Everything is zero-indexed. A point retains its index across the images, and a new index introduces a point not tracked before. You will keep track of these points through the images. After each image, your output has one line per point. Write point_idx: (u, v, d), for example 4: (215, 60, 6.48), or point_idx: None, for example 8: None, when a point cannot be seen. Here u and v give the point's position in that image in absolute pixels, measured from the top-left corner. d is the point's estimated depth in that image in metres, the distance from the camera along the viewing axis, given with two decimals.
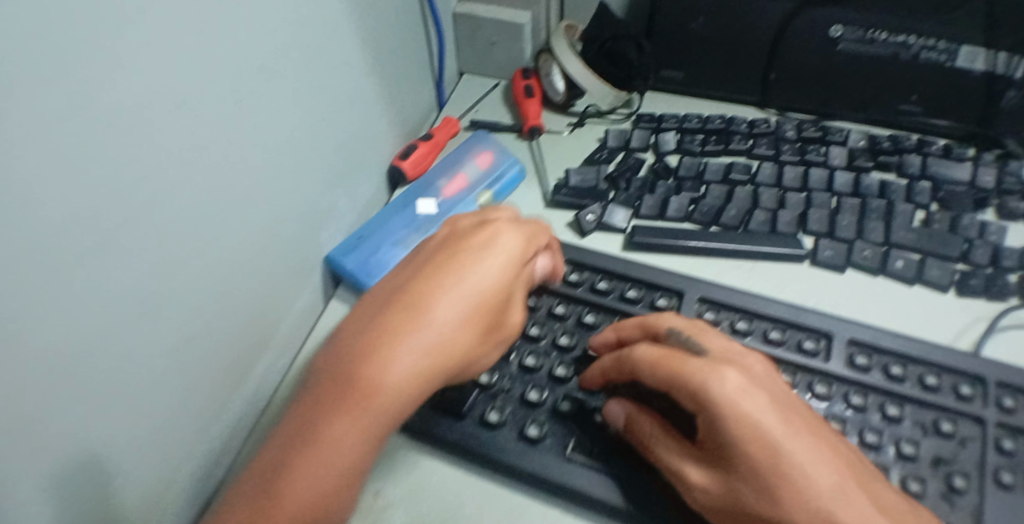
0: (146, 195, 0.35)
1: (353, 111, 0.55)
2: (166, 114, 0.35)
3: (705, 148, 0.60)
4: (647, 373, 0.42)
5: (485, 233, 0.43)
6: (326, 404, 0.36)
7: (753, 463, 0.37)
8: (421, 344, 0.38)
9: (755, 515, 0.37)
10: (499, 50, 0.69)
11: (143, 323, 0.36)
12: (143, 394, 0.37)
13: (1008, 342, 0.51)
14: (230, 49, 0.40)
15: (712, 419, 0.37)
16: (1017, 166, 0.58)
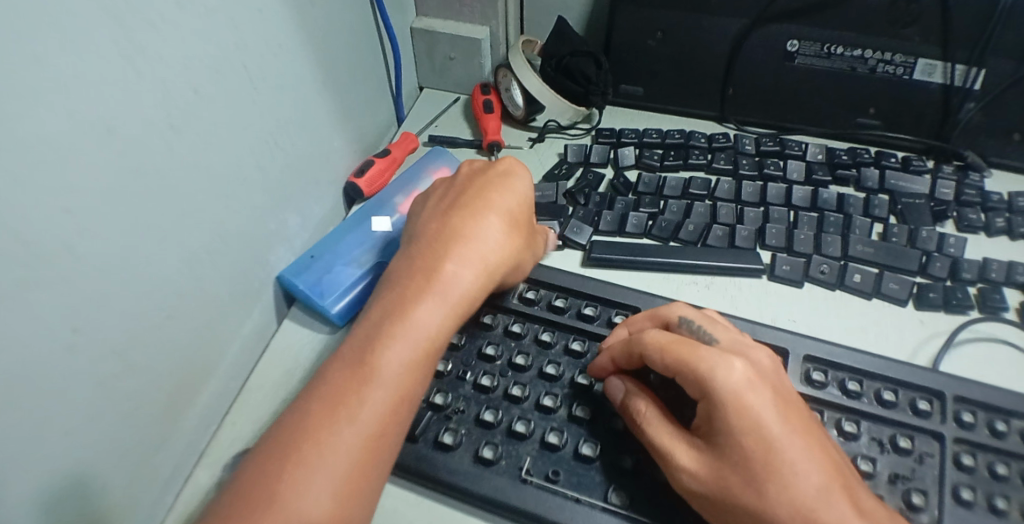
0: (76, 218, 0.34)
1: (307, 127, 0.54)
2: (97, 136, 0.34)
3: (664, 163, 0.60)
4: (654, 355, 0.41)
5: (462, 229, 0.47)
6: (329, 390, 0.38)
7: (751, 451, 0.36)
8: (445, 296, 0.43)
9: (740, 507, 0.36)
10: (457, 65, 0.69)
11: (76, 348, 0.35)
12: (73, 419, 0.36)
13: (966, 356, 0.51)
14: (172, 67, 0.39)
15: (715, 403, 0.37)
16: (976, 178, 0.59)
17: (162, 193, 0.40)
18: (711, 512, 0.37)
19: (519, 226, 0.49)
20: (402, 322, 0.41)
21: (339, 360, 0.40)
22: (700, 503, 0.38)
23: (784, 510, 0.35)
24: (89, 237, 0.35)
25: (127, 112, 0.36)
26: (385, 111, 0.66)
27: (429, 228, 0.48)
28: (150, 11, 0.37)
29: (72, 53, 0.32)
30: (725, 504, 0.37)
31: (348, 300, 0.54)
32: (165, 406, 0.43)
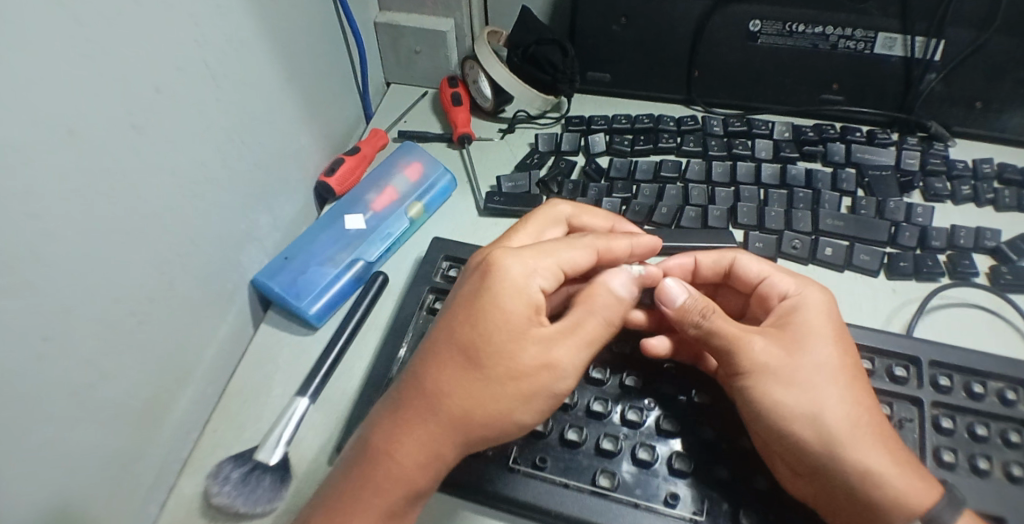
0: (36, 227, 0.33)
1: (273, 127, 0.53)
2: (55, 142, 0.33)
3: (634, 148, 0.61)
4: (750, 264, 0.49)
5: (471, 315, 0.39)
6: (414, 408, 0.38)
7: (829, 344, 0.42)
8: (440, 398, 0.38)
9: (810, 384, 0.41)
10: (423, 58, 0.69)
11: (41, 361, 0.34)
12: (43, 436, 0.35)
13: (937, 321, 0.52)
14: (133, 67, 0.38)
15: (809, 306, 0.44)
16: (941, 147, 0.60)
17: (131, 199, 0.39)
18: (774, 389, 0.41)
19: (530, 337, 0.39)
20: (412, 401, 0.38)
21: (414, 377, 0.39)
22: (766, 377, 0.41)
23: (847, 395, 0.40)
24: (56, 244, 0.34)
25: (90, 116, 0.35)
26: (352, 107, 0.66)
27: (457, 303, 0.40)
28: (107, 7, 0.36)
29: (32, 57, 0.32)
30: (792, 381, 0.41)
31: (324, 300, 0.53)
32: (143, 413, 0.43)
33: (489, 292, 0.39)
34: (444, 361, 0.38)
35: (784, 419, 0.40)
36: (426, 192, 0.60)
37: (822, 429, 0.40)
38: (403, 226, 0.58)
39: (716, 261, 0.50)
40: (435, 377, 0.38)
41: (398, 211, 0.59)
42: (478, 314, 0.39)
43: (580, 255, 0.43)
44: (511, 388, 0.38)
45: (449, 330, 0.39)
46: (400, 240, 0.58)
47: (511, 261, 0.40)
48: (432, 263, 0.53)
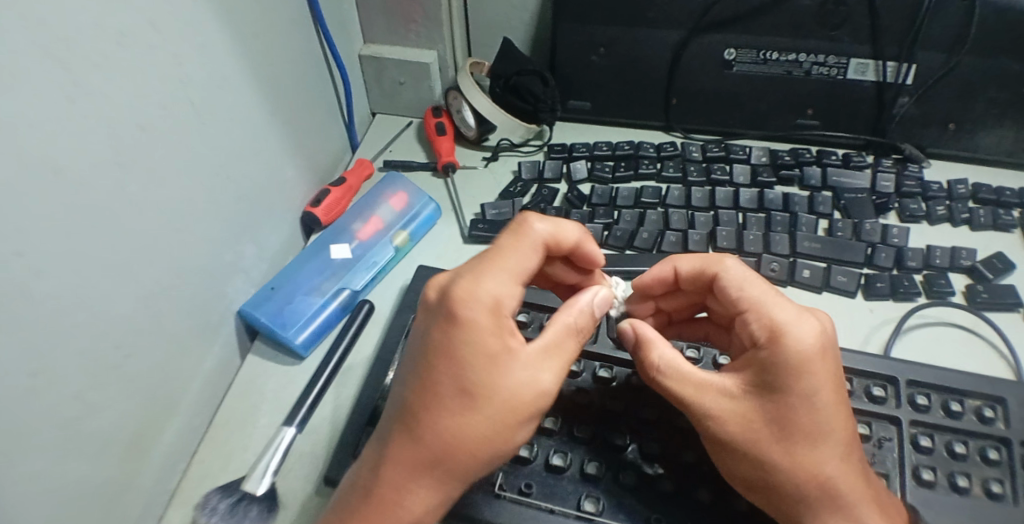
0: (25, 267, 0.34)
1: (257, 159, 0.54)
2: (41, 183, 0.34)
3: (615, 175, 0.62)
4: (731, 282, 0.43)
5: (444, 349, 0.36)
6: (405, 450, 0.37)
7: (797, 401, 0.38)
8: (426, 437, 0.36)
9: (773, 456, 0.38)
10: (408, 89, 0.70)
11: (28, 398, 0.34)
12: (30, 471, 0.35)
13: (913, 340, 0.53)
14: (117, 109, 0.39)
15: (789, 355, 0.38)
16: (915, 169, 0.62)
17: (118, 236, 0.40)
18: (727, 458, 0.40)
19: (494, 361, 0.36)
20: (400, 437, 0.37)
21: (398, 424, 0.37)
22: (730, 448, 0.40)
23: (820, 458, 0.38)
24: (44, 281, 0.35)
25: (76, 152, 0.36)
26: (338, 139, 0.67)
27: (425, 332, 0.38)
28: (93, 50, 0.37)
29: (20, 98, 0.33)
30: (765, 450, 0.39)
31: (310, 330, 0.54)
32: (129, 444, 0.43)
33: (466, 339, 0.36)
34: (429, 408, 0.36)
35: (739, 483, 0.40)
36: (411, 221, 0.61)
37: (770, 493, 0.39)
38: (389, 255, 0.59)
39: (698, 270, 0.45)
40: (423, 424, 0.36)
41: (383, 240, 0.59)
42: (458, 365, 0.36)
43: (527, 258, 0.40)
44: (504, 423, 0.37)
45: (428, 378, 0.36)
46: (386, 269, 0.59)
47: (471, 292, 0.37)
48: (417, 291, 0.54)
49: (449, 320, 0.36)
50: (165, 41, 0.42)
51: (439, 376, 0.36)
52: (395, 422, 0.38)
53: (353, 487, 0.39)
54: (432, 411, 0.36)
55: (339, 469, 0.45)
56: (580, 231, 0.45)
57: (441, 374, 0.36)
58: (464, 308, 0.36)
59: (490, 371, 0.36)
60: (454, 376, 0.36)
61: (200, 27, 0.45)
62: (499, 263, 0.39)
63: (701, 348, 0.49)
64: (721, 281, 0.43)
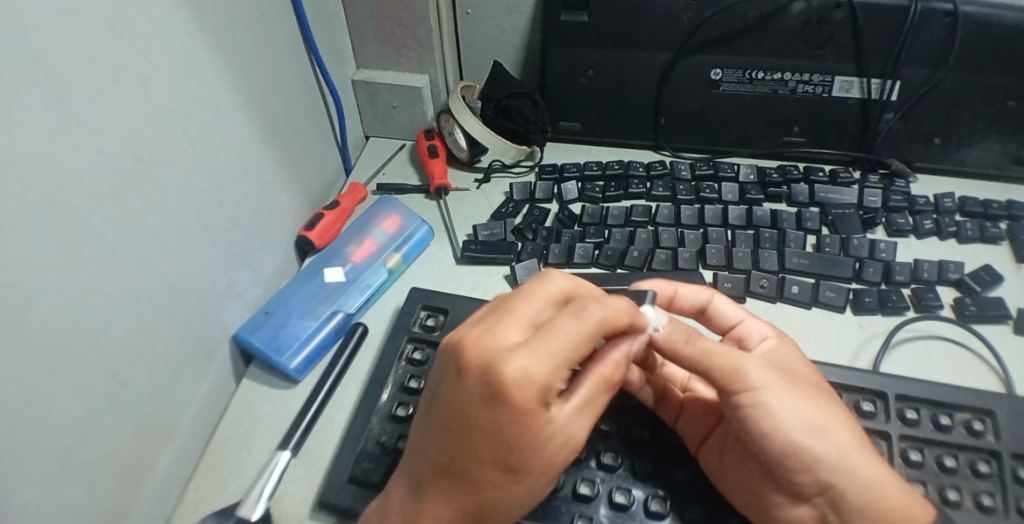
0: (18, 298, 0.34)
1: (252, 186, 0.55)
2: (32, 214, 0.35)
3: (605, 194, 0.62)
4: (726, 305, 0.50)
5: (481, 429, 0.36)
6: (438, 521, 0.37)
7: (811, 374, 0.45)
8: (459, 502, 0.37)
9: (812, 401, 0.41)
10: (400, 113, 0.71)
11: (23, 428, 0.35)
12: (21, 501, 0.35)
13: (903, 355, 0.53)
14: (108, 140, 0.39)
15: (784, 347, 0.47)
16: (902, 184, 0.63)
17: (110, 265, 0.40)
18: (772, 405, 0.41)
19: (534, 435, 0.36)
20: (427, 502, 0.38)
21: (430, 490, 0.38)
22: (775, 397, 0.41)
23: (844, 417, 0.42)
24: (37, 312, 0.35)
25: (69, 185, 0.37)
26: (331, 163, 0.68)
27: (452, 412, 0.37)
28: (85, 84, 0.37)
29: (15, 134, 0.33)
30: (800, 394, 0.42)
31: (305, 354, 0.54)
32: (123, 471, 0.43)
33: (507, 416, 0.35)
34: (467, 476, 0.37)
35: (790, 432, 0.40)
36: (404, 243, 0.61)
37: (820, 443, 0.40)
38: (382, 277, 0.59)
39: (696, 294, 0.50)
40: (454, 491, 0.37)
41: (376, 262, 0.60)
42: (500, 440, 0.36)
43: (584, 344, 0.37)
44: (538, 481, 0.38)
45: (466, 446, 0.36)
46: (380, 291, 0.59)
47: (500, 365, 0.35)
48: (410, 313, 0.55)
49: (474, 393, 0.36)
50: (159, 72, 0.43)
51: (472, 449, 0.36)
52: (424, 495, 0.38)
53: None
54: (468, 480, 0.37)
55: (333, 492, 0.45)
56: (596, 287, 0.43)
57: (476, 446, 0.36)
58: (514, 393, 0.35)
59: (530, 441, 0.36)
60: (493, 450, 0.36)
61: (193, 59, 0.46)
62: (551, 344, 0.36)
63: None
64: (717, 307, 0.50)
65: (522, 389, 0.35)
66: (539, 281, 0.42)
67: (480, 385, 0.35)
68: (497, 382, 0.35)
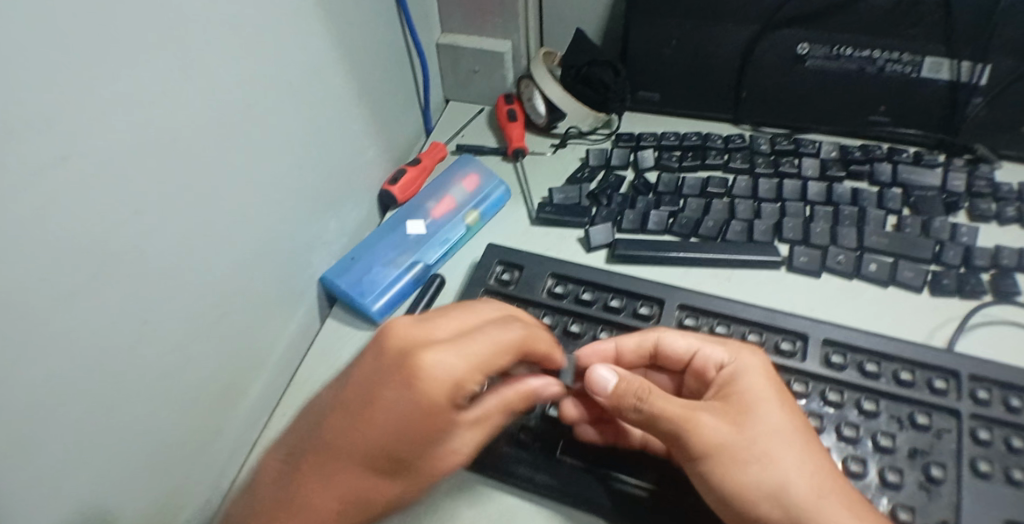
0: (144, 227, 0.37)
1: (343, 139, 0.58)
2: (160, 152, 0.38)
3: (682, 164, 0.63)
4: (677, 338, 0.48)
5: (384, 411, 0.38)
6: (313, 497, 0.39)
7: (774, 409, 0.43)
8: (340, 481, 0.39)
9: (762, 458, 0.41)
10: (480, 77, 0.73)
11: (139, 346, 0.38)
12: (135, 412, 0.39)
13: (979, 338, 0.52)
14: (223, 87, 0.42)
15: (745, 375, 0.44)
16: (986, 169, 0.61)
17: (218, 203, 0.43)
18: (728, 471, 0.41)
19: (397, 432, 0.38)
20: (309, 470, 0.39)
21: (313, 464, 0.39)
22: (722, 465, 0.41)
23: (802, 466, 0.41)
24: (158, 242, 0.39)
25: (191, 127, 0.40)
26: (413, 123, 0.71)
27: (359, 389, 0.39)
28: (209, 32, 0.40)
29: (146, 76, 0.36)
30: (753, 455, 0.41)
31: (387, 300, 0.57)
32: (220, 397, 0.47)
33: (410, 405, 0.38)
34: (350, 458, 0.39)
35: (747, 496, 0.40)
36: (482, 201, 0.63)
37: (785, 505, 0.40)
38: (461, 232, 0.61)
39: (641, 341, 0.49)
40: (332, 469, 0.39)
41: (454, 219, 0.62)
42: (398, 430, 0.38)
43: (501, 347, 0.41)
44: (419, 478, 0.40)
45: (365, 423, 0.38)
46: (458, 246, 0.62)
47: (433, 366, 0.38)
48: (486, 267, 0.57)
49: (395, 380, 0.38)
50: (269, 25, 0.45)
51: (366, 431, 0.38)
52: (306, 462, 0.40)
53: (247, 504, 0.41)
54: (352, 457, 0.39)
55: None
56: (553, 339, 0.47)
57: (372, 427, 0.38)
58: (408, 388, 0.38)
59: (427, 433, 0.38)
60: (385, 435, 0.38)
61: (299, 14, 0.49)
62: (472, 348, 0.40)
63: (846, 354, 0.49)
64: (665, 344, 0.48)
65: (389, 386, 0.38)
66: (480, 303, 0.46)
67: (394, 368, 0.39)
68: (416, 368, 0.38)
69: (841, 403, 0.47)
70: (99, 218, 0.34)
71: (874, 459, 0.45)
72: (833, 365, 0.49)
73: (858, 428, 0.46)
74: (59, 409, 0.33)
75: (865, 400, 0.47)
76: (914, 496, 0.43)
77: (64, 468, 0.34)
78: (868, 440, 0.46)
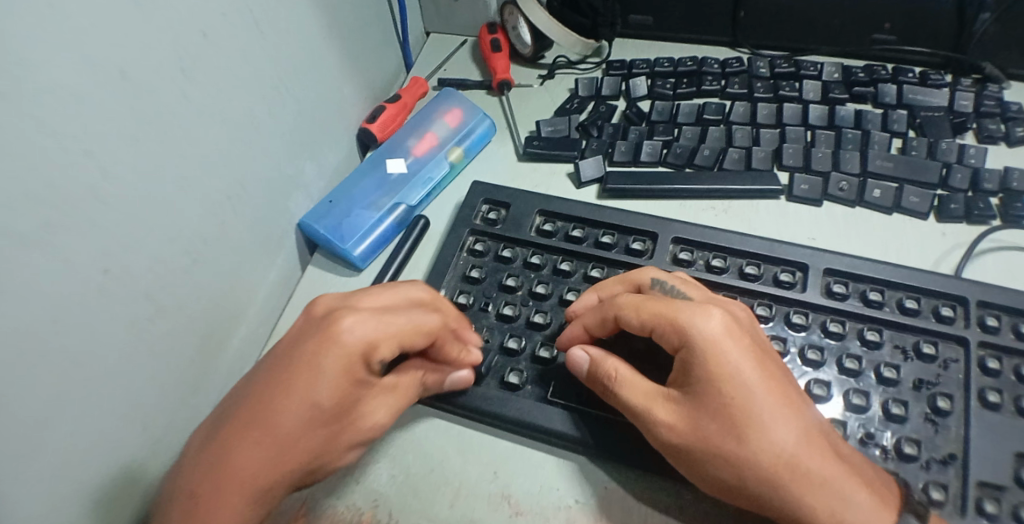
0: (95, 168, 0.35)
1: (315, 74, 0.54)
2: (105, 86, 0.34)
3: (677, 91, 0.60)
4: (631, 316, 0.42)
5: (300, 366, 0.38)
6: (240, 455, 0.37)
7: (746, 378, 0.38)
8: (262, 439, 0.38)
9: (735, 438, 0.37)
10: (462, 6, 0.68)
11: (101, 296, 0.36)
12: (105, 365, 0.37)
13: (988, 265, 0.50)
14: (172, 12, 0.38)
15: (701, 350, 0.39)
16: (995, 89, 0.58)
17: (180, 142, 0.40)
18: (702, 461, 0.38)
19: (324, 389, 0.38)
20: (235, 433, 0.38)
21: (238, 426, 0.38)
22: (690, 453, 0.39)
23: (781, 435, 0.37)
24: (114, 186, 0.36)
25: (139, 58, 0.36)
26: (392, 58, 0.66)
27: (281, 351, 0.40)
28: None
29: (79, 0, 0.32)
30: (726, 437, 0.37)
31: (369, 243, 0.54)
32: (197, 347, 0.45)
33: (325, 360, 0.38)
34: (272, 415, 0.38)
35: (727, 479, 0.38)
36: (466, 137, 0.60)
37: (768, 481, 0.37)
38: (444, 171, 0.58)
39: (600, 321, 0.44)
40: (254, 425, 0.38)
41: (438, 156, 0.59)
42: (313, 385, 0.38)
43: (426, 316, 0.42)
44: (335, 441, 0.40)
45: (288, 383, 0.38)
46: (442, 185, 0.59)
47: (347, 328, 0.39)
48: (472, 206, 0.54)
49: (313, 340, 0.39)
50: None
51: (284, 387, 0.38)
52: (230, 427, 0.38)
53: (182, 500, 0.37)
54: (275, 412, 0.38)
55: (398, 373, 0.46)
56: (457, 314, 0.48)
57: (290, 383, 0.38)
58: (328, 347, 0.38)
59: (326, 393, 0.38)
60: (302, 391, 0.38)
61: None
62: (390, 316, 0.41)
63: (849, 284, 0.47)
64: (623, 322, 0.43)
65: (309, 345, 0.39)
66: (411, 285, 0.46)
67: (315, 331, 0.39)
68: (336, 329, 0.39)
69: (843, 334, 0.45)
70: (33, 156, 0.31)
71: (878, 392, 0.43)
72: (836, 295, 0.47)
73: (861, 360, 0.44)
74: (9, 360, 0.31)
75: (868, 330, 0.45)
76: (920, 429, 0.42)
77: (24, 421, 0.32)
78: (871, 372, 0.44)
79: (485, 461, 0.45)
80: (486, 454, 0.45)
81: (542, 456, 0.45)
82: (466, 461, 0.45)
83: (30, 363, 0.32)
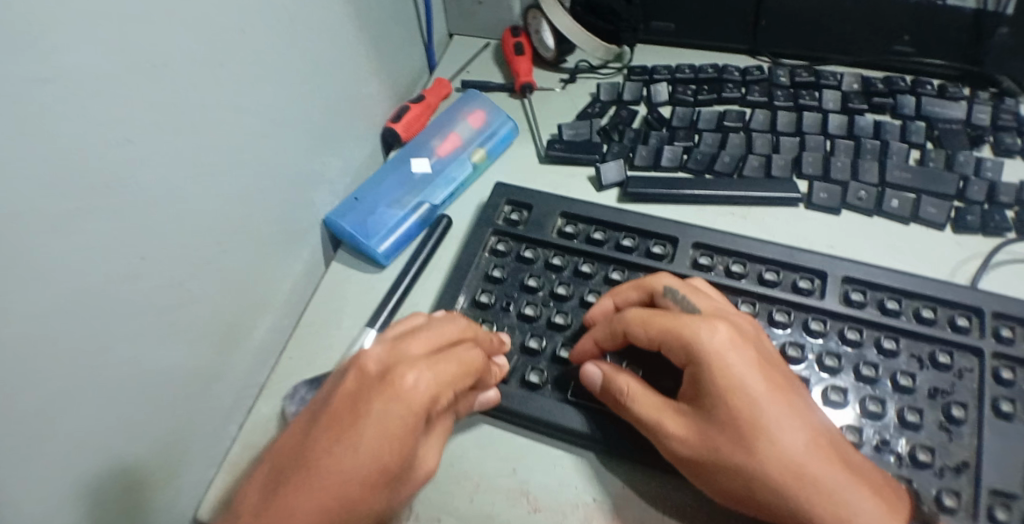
0: (135, 155, 0.35)
1: (342, 72, 0.55)
2: (148, 75, 0.35)
3: (697, 98, 0.61)
4: (638, 330, 0.43)
5: (363, 425, 0.36)
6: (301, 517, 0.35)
7: (751, 389, 0.39)
8: (328, 503, 0.35)
9: (743, 448, 0.38)
10: (486, 9, 0.69)
11: (137, 280, 0.37)
12: (138, 349, 0.38)
13: (1002, 277, 0.51)
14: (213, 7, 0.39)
15: (706, 364, 0.40)
16: (1012, 103, 0.58)
17: (214, 134, 0.41)
18: (713, 472, 0.39)
19: (389, 445, 0.36)
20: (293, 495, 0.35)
21: (296, 486, 0.36)
22: (701, 465, 0.39)
23: (789, 442, 0.38)
24: (153, 174, 0.37)
25: (181, 50, 0.37)
26: (416, 58, 0.67)
27: (337, 408, 0.38)
28: None
29: None
30: (734, 448, 0.38)
31: (392, 241, 0.55)
32: (224, 337, 0.45)
33: (391, 415, 0.36)
34: (338, 479, 0.35)
35: (738, 490, 0.39)
36: (489, 139, 0.61)
37: (779, 490, 0.37)
38: (467, 171, 0.59)
39: (609, 334, 0.44)
40: (317, 488, 0.35)
41: (460, 156, 0.60)
42: (381, 443, 0.36)
43: (476, 355, 0.41)
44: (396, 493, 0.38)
45: (351, 442, 0.36)
46: (464, 185, 0.60)
47: (410, 380, 0.37)
48: (495, 207, 0.55)
49: (375, 396, 0.37)
50: None
51: (348, 448, 0.36)
52: (286, 489, 0.36)
53: None
54: (340, 473, 0.35)
55: None
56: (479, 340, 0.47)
57: (354, 442, 0.36)
58: (394, 402, 0.37)
59: (393, 449, 0.36)
60: (369, 451, 0.36)
61: None
62: (445, 361, 0.39)
63: (866, 292, 0.48)
64: (631, 336, 0.43)
65: (373, 403, 0.37)
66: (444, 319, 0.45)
67: (375, 386, 0.37)
68: (398, 382, 0.37)
69: (860, 342, 0.46)
70: (82, 142, 0.32)
71: (894, 400, 0.44)
72: (854, 303, 0.47)
73: (877, 368, 0.45)
74: (54, 339, 0.32)
75: (885, 338, 0.46)
76: (934, 436, 0.43)
77: (65, 400, 0.33)
78: (887, 380, 0.45)
79: (504, 457, 0.46)
80: (505, 450, 0.46)
81: (560, 454, 0.46)
82: (485, 456, 0.46)
83: (70, 343, 0.33)
